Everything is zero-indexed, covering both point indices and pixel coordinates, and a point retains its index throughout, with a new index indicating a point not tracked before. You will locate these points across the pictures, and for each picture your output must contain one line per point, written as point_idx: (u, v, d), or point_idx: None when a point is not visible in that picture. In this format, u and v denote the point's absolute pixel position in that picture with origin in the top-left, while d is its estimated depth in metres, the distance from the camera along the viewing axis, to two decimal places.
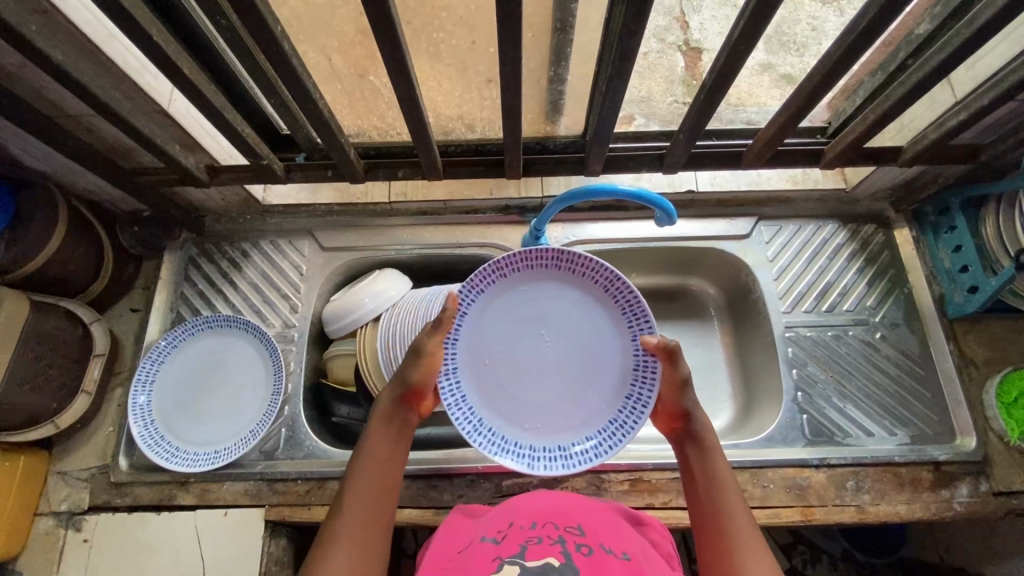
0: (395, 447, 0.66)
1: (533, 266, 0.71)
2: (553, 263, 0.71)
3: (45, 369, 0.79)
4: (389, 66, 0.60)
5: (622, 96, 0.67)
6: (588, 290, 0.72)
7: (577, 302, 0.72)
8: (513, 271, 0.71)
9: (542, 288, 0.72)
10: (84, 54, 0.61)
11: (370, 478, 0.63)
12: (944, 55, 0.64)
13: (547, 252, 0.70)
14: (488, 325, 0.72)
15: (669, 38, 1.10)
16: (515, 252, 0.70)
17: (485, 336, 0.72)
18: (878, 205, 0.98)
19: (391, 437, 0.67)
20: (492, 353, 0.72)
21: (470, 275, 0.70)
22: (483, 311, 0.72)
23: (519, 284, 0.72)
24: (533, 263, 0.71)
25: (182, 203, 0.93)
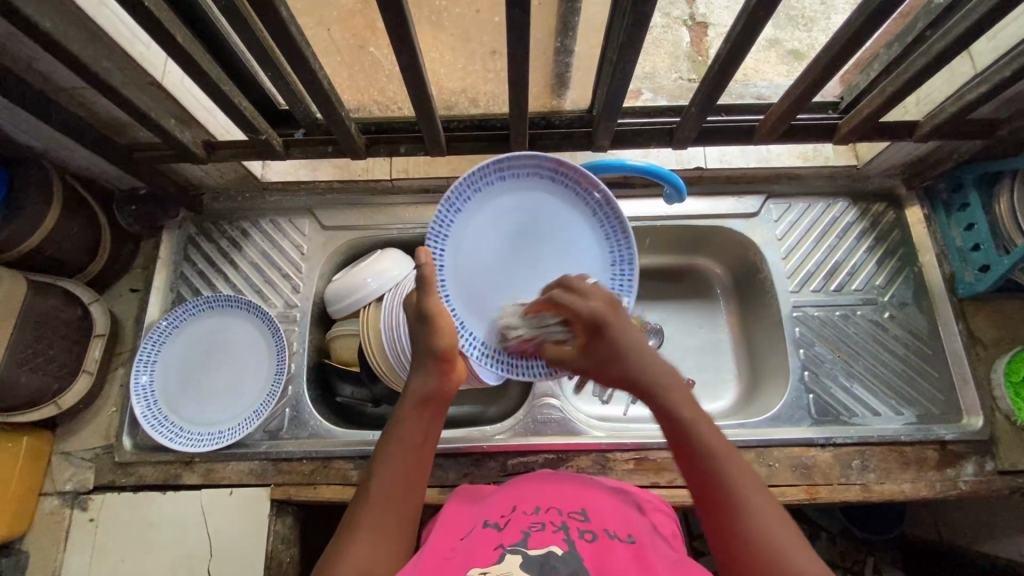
0: (428, 435, 0.63)
1: (484, 182, 0.76)
2: (498, 174, 0.76)
3: (44, 349, 0.78)
4: (392, 34, 0.58)
5: (633, 68, 0.64)
6: (481, 201, 0.76)
7: (502, 205, 0.77)
8: (467, 199, 0.76)
9: (501, 203, 0.77)
10: (72, 23, 0.58)
11: (398, 467, 0.60)
12: (970, 22, 0.61)
13: (489, 167, 0.74)
14: (469, 256, 0.77)
15: (674, 11, 1.06)
16: (454, 186, 0.73)
17: (473, 266, 0.77)
18: (889, 181, 0.96)
19: (424, 422, 0.63)
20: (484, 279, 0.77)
21: (430, 227, 0.74)
22: (458, 244, 0.76)
23: (480, 206, 0.76)
24: (488, 179, 0.76)
25: (179, 180, 0.91)
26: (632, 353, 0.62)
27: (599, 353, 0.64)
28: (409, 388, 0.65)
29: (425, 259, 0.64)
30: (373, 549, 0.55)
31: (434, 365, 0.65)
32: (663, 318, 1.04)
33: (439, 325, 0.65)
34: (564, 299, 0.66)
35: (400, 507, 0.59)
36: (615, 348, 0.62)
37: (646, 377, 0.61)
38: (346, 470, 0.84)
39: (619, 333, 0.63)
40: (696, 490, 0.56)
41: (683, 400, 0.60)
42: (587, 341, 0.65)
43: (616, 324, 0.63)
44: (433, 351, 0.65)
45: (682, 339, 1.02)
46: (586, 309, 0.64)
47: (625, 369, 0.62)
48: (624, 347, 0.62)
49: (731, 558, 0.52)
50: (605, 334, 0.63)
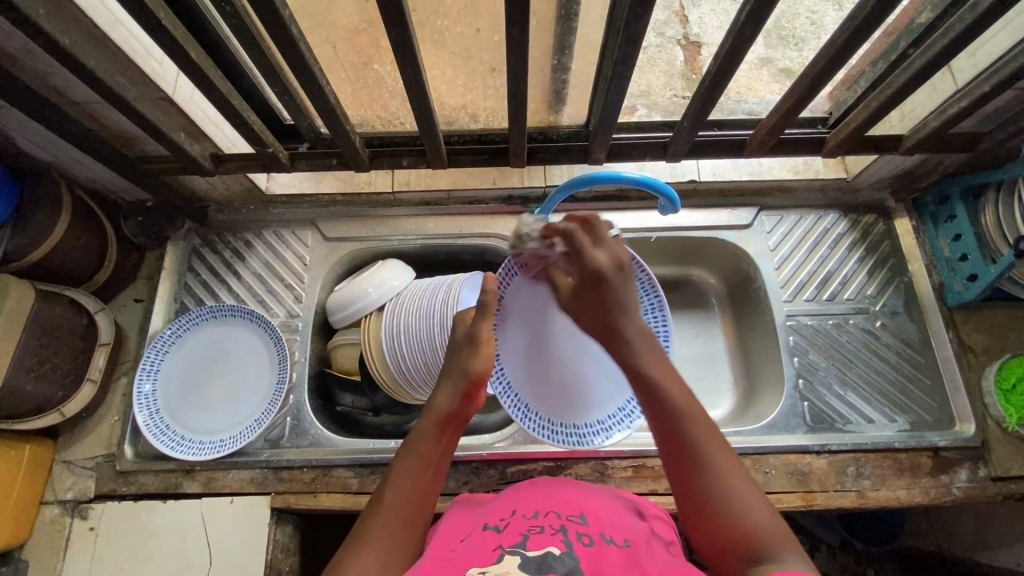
0: (445, 453, 0.65)
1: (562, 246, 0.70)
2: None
3: (50, 357, 0.79)
4: (397, 52, 0.60)
5: (627, 83, 0.67)
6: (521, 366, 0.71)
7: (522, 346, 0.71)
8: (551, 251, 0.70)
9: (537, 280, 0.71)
10: (90, 39, 0.61)
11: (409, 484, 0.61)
12: (949, 40, 0.64)
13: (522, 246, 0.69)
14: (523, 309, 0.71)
15: (668, 31, 1.10)
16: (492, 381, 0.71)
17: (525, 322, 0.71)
18: (878, 194, 0.99)
19: (442, 441, 0.65)
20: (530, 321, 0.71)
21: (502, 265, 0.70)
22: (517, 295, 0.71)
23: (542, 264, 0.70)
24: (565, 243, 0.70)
25: (186, 192, 0.93)
26: (623, 310, 0.63)
27: (595, 297, 0.64)
28: (431, 406, 0.66)
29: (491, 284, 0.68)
30: (383, 556, 0.56)
31: (465, 389, 0.66)
32: None
33: (482, 348, 0.67)
34: (580, 244, 0.65)
35: (412, 520, 0.60)
36: (617, 306, 0.63)
37: (629, 335, 0.63)
38: (346, 478, 0.85)
39: (620, 291, 0.64)
40: (661, 438, 0.61)
41: (657, 363, 0.63)
42: (583, 285, 0.64)
43: (620, 283, 0.64)
44: (466, 372, 0.66)
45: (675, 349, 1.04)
46: (597, 261, 0.64)
47: (613, 323, 0.63)
48: (623, 296, 0.64)
49: (686, 494, 0.58)
50: (603, 283, 0.63)
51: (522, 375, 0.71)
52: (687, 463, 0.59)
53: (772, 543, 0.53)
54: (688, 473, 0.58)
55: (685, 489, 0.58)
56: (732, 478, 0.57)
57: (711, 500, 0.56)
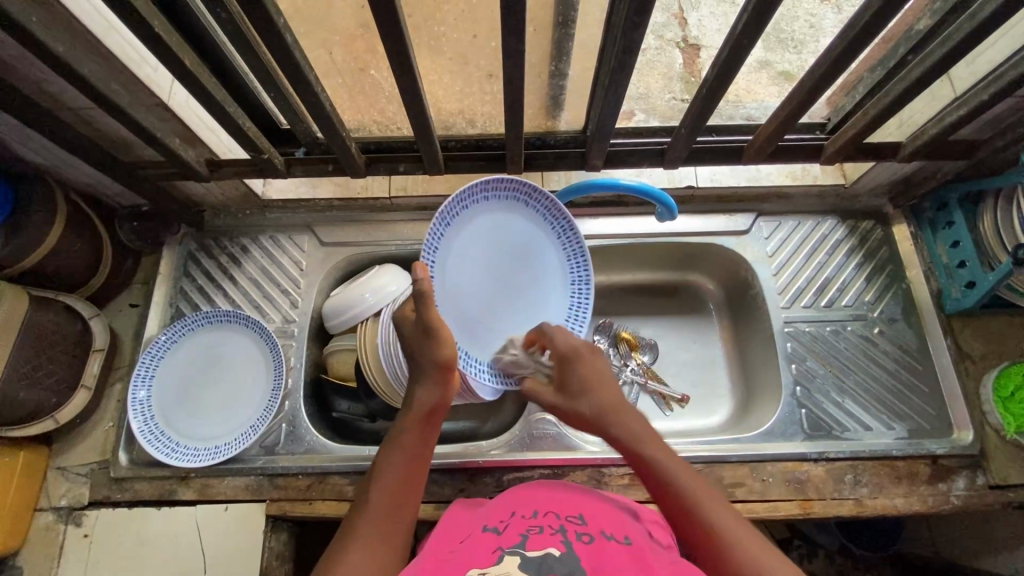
0: (427, 446, 0.65)
1: (470, 203, 0.73)
2: (484, 195, 0.74)
3: (44, 363, 0.79)
4: (392, 59, 0.60)
5: (625, 91, 0.67)
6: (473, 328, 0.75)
7: (467, 315, 0.75)
8: (458, 213, 0.73)
9: (460, 247, 0.74)
10: (83, 46, 0.61)
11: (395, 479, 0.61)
12: (948, 48, 0.64)
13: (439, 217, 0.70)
14: (452, 266, 0.74)
15: (667, 34, 1.09)
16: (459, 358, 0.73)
17: (457, 282, 0.74)
18: (877, 201, 0.99)
19: (423, 435, 0.65)
20: (464, 288, 0.75)
21: (427, 234, 0.69)
22: (447, 269, 0.73)
23: (456, 231, 0.73)
24: (473, 198, 0.73)
25: (181, 197, 0.93)
26: (604, 395, 0.69)
27: (566, 385, 0.70)
28: (411, 401, 0.66)
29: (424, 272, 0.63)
30: (372, 554, 0.55)
31: (439, 377, 0.65)
32: (656, 333, 1.05)
33: (440, 334, 0.64)
34: (546, 333, 0.73)
35: (398, 515, 0.60)
36: (596, 397, 0.69)
37: (618, 415, 0.67)
38: (342, 485, 0.84)
39: (588, 369, 0.70)
40: (680, 526, 0.60)
41: (649, 438, 0.66)
42: (561, 373, 0.71)
43: (587, 360, 0.71)
44: (437, 362, 0.65)
45: (674, 355, 1.04)
46: (564, 345, 0.71)
47: (602, 406, 0.68)
48: (597, 378, 0.70)
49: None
50: (580, 365, 0.70)
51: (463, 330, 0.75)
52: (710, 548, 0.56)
53: None
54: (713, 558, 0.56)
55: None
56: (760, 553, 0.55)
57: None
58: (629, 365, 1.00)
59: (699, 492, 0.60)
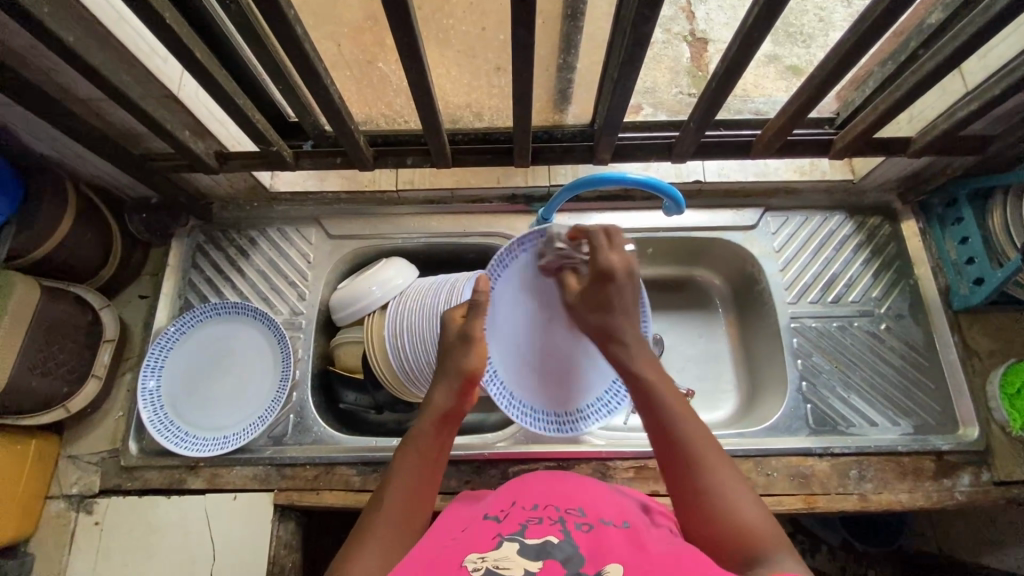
0: (444, 449, 0.65)
1: (548, 246, 0.75)
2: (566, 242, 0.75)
3: (55, 353, 0.79)
4: (401, 51, 0.60)
5: (633, 84, 0.66)
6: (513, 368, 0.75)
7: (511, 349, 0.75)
8: (525, 252, 0.74)
9: (521, 283, 0.75)
10: (95, 37, 0.61)
11: (410, 482, 0.61)
12: (960, 42, 0.63)
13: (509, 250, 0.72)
14: (509, 304, 0.74)
15: (674, 27, 1.08)
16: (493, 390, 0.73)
17: (511, 317, 0.75)
18: (885, 196, 0.98)
19: (441, 438, 0.65)
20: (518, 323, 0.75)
21: (496, 257, 0.72)
22: (504, 299, 0.74)
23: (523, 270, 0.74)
24: (556, 242, 0.75)
25: (190, 189, 0.93)
26: (622, 309, 0.67)
27: (604, 298, 0.67)
28: (430, 404, 0.66)
29: (486, 285, 0.69)
30: (382, 555, 0.55)
31: (461, 384, 0.66)
32: (662, 328, 1.05)
33: (476, 345, 0.67)
34: (597, 243, 0.69)
35: (410, 516, 0.60)
36: (611, 310, 0.67)
37: (624, 337, 0.66)
38: (349, 475, 0.85)
39: (619, 289, 0.67)
40: (659, 449, 0.61)
41: (651, 365, 0.65)
42: (589, 286, 0.68)
43: (626, 285, 0.68)
44: (459, 368, 0.66)
45: (680, 350, 1.04)
46: (607, 263, 0.68)
47: (606, 322, 0.67)
48: (617, 301, 0.67)
49: (685, 501, 0.58)
50: (614, 283, 0.67)
51: (507, 361, 0.75)
52: (686, 468, 0.58)
53: (770, 541, 0.53)
54: (685, 472, 0.58)
55: (683, 499, 0.58)
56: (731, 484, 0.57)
57: (711, 502, 0.56)
58: None
59: (689, 424, 0.60)
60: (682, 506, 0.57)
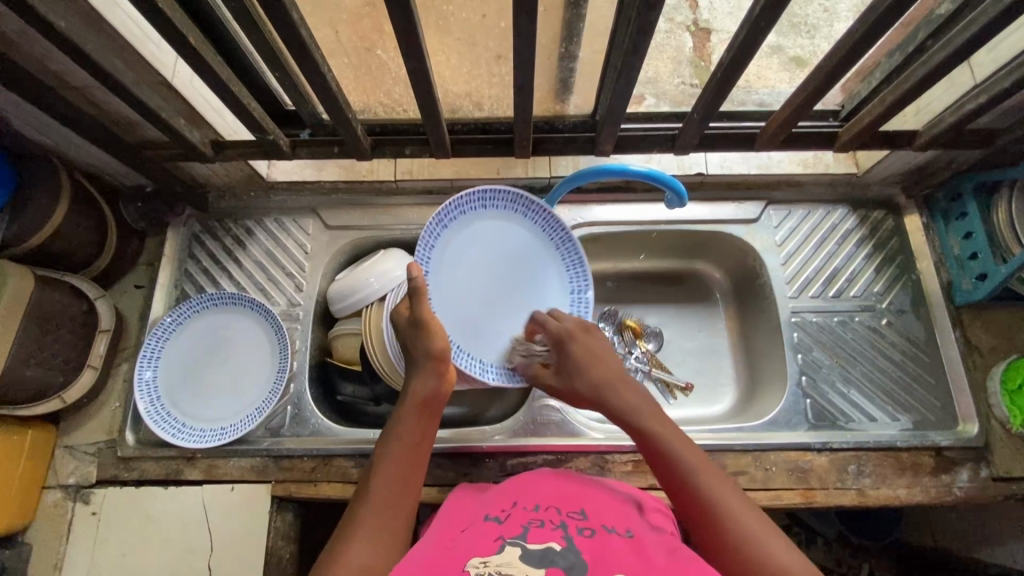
0: (425, 435, 0.65)
1: (464, 208, 0.77)
2: (480, 202, 0.78)
3: (50, 343, 0.79)
4: (401, 39, 0.59)
5: (637, 74, 0.65)
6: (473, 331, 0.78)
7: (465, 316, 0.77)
8: (450, 221, 0.76)
9: (451, 251, 0.77)
10: (87, 23, 0.60)
11: (396, 470, 0.61)
12: (971, 34, 0.62)
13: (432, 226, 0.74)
14: (445, 276, 0.77)
15: (677, 16, 1.07)
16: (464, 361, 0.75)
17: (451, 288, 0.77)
18: (889, 189, 0.97)
19: (420, 424, 0.65)
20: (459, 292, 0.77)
21: (421, 237, 0.73)
22: (441, 271, 0.76)
23: (449, 241, 0.77)
24: (471, 206, 0.77)
25: (186, 178, 0.92)
26: (602, 372, 0.70)
27: (566, 368, 0.72)
28: (408, 391, 0.66)
29: (419, 272, 0.66)
30: (372, 545, 0.56)
31: (433, 367, 0.66)
32: (662, 321, 1.04)
33: (432, 328, 0.66)
34: (545, 322, 0.76)
35: (398, 504, 0.60)
36: (585, 368, 0.70)
37: (612, 397, 0.68)
38: (347, 468, 0.85)
39: (589, 350, 0.72)
40: (683, 505, 0.61)
41: (654, 417, 0.66)
42: (562, 363, 0.72)
43: (585, 342, 0.72)
44: (431, 353, 0.66)
45: (679, 343, 1.03)
46: (560, 329, 0.74)
47: (594, 383, 0.69)
48: (588, 361, 0.71)
49: (717, 552, 0.57)
50: (582, 344, 0.72)
51: (459, 327, 0.77)
52: (710, 521, 0.58)
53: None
54: (709, 526, 0.58)
55: (718, 554, 0.57)
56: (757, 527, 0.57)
57: (742, 552, 0.55)
58: (634, 353, 0.99)
59: (702, 472, 0.61)
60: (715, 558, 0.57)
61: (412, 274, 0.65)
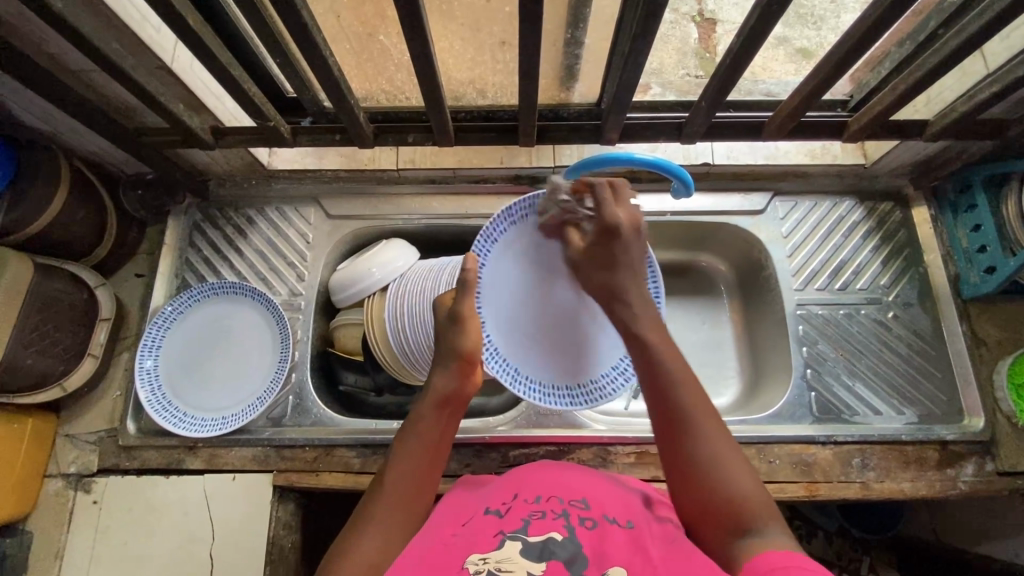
0: (444, 434, 0.64)
1: (535, 211, 0.75)
2: (562, 209, 0.73)
3: (50, 331, 0.78)
4: (404, 22, 0.58)
5: (645, 60, 0.64)
6: (511, 342, 0.75)
7: (507, 324, 0.75)
8: (519, 222, 0.75)
9: (512, 255, 0.75)
10: (84, 4, 0.58)
11: (411, 467, 0.60)
12: (986, 20, 0.61)
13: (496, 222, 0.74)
14: (497, 278, 0.75)
15: (682, 6, 1.05)
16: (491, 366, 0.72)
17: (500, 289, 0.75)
18: (897, 181, 0.96)
19: (439, 422, 0.63)
20: (509, 298, 0.75)
21: (483, 228, 0.73)
22: (492, 272, 0.74)
23: (513, 242, 0.75)
24: (549, 209, 0.73)
25: (185, 166, 0.91)
26: (627, 267, 0.65)
27: (602, 253, 0.66)
28: (430, 387, 0.65)
29: (474, 264, 0.67)
30: (382, 539, 0.56)
31: (458, 366, 0.65)
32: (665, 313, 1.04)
33: (468, 326, 0.65)
34: (601, 197, 0.67)
35: (411, 501, 0.59)
36: (618, 259, 0.65)
37: (627, 296, 0.64)
38: (349, 458, 0.85)
39: (627, 248, 0.65)
40: (657, 414, 0.60)
41: (654, 327, 0.63)
42: (597, 241, 0.67)
43: (630, 240, 0.66)
44: (458, 351, 0.65)
45: (683, 335, 1.02)
46: (612, 217, 0.65)
47: (613, 280, 0.65)
48: (626, 257, 0.65)
49: (678, 466, 0.57)
50: (616, 241, 0.65)
51: (502, 332, 0.75)
52: (679, 432, 0.58)
53: (760, 510, 0.53)
54: (675, 437, 0.58)
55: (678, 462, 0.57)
56: (725, 450, 0.57)
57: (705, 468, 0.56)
58: None
59: (687, 386, 0.59)
60: (676, 466, 0.57)
61: (467, 265, 0.66)
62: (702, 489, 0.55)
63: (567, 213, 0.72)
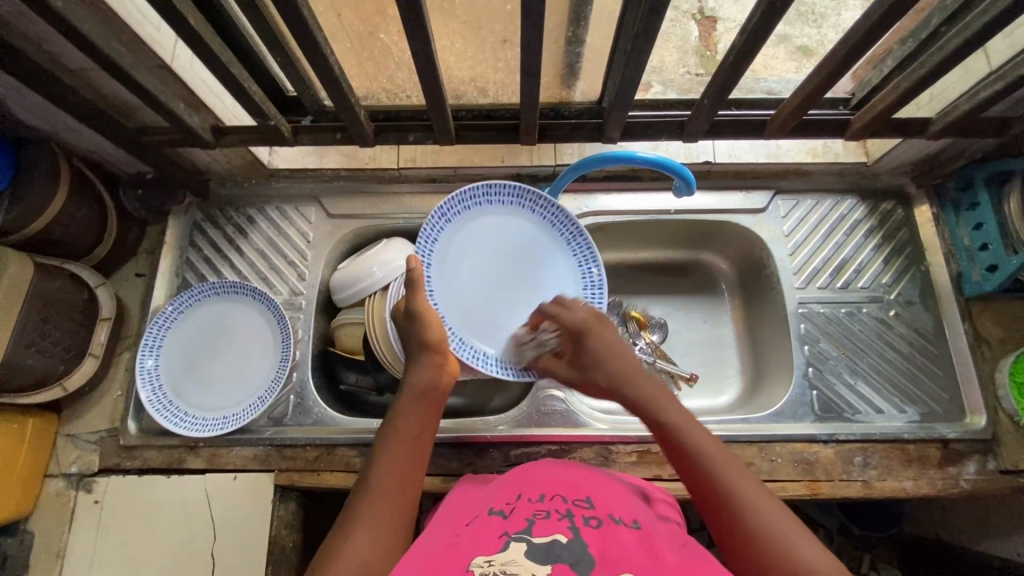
0: (425, 426, 0.66)
1: (468, 204, 0.82)
2: (487, 197, 0.83)
3: (51, 331, 0.78)
4: (406, 20, 0.57)
5: (647, 58, 0.64)
6: (473, 326, 0.81)
7: (465, 313, 0.81)
8: (456, 215, 0.82)
9: (454, 247, 0.82)
10: (84, 3, 0.58)
11: (397, 458, 0.62)
12: (990, 16, 0.61)
13: (433, 219, 0.79)
14: (447, 273, 0.81)
15: (683, 4, 1.04)
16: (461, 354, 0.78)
17: (450, 283, 0.81)
18: (898, 179, 0.96)
19: (421, 415, 0.66)
20: (461, 288, 0.82)
21: (423, 229, 0.79)
22: (439, 269, 0.81)
23: (452, 238, 0.82)
24: (476, 200, 0.82)
25: (185, 165, 0.91)
26: (613, 359, 0.71)
27: (578, 360, 0.73)
28: (408, 382, 0.68)
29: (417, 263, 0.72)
30: (372, 531, 0.55)
31: (430, 359, 0.69)
32: (667, 312, 1.04)
33: (425, 320, 0.70)
34: (555, 310, 0.76)
35: (400, 494, 0.59)
36: (596, 358, 0.71)
37: (624, 379, 0.69)
38: (350, 457, 0.84)
39: (599, 340, 0.72)
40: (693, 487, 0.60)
41: (664, 401, 0.66)
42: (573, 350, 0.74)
43: (597, 334, 0.73)
44: (424, 343, 0.70)
45: (684, 334, 1.02)
46: (574, 321, 0.74)
47: (608, 373, 0.70)
48: (597, 355, 0.71)
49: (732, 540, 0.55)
50: (592, 339, 0.72)
51: (461, 320, 0.81)
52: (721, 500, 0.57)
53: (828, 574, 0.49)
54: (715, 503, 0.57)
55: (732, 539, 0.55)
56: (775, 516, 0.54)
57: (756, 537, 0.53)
58: (636, 343, 0.97)
59: (713, 451, 0.60)
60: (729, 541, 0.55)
61: (411, 266, 0.71)
62: (757, 547, 0.53)
63: (535, 348, 0.79)
